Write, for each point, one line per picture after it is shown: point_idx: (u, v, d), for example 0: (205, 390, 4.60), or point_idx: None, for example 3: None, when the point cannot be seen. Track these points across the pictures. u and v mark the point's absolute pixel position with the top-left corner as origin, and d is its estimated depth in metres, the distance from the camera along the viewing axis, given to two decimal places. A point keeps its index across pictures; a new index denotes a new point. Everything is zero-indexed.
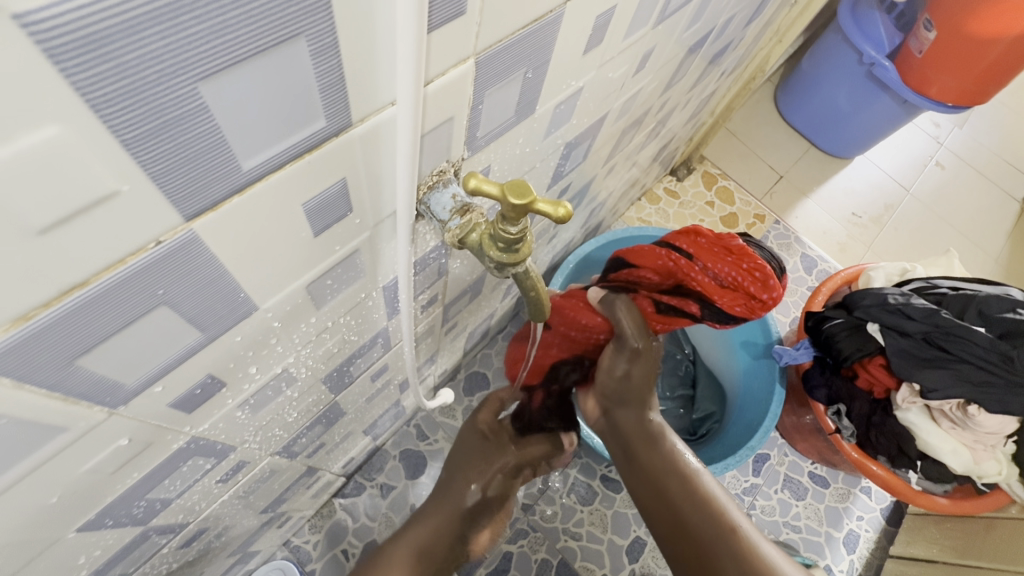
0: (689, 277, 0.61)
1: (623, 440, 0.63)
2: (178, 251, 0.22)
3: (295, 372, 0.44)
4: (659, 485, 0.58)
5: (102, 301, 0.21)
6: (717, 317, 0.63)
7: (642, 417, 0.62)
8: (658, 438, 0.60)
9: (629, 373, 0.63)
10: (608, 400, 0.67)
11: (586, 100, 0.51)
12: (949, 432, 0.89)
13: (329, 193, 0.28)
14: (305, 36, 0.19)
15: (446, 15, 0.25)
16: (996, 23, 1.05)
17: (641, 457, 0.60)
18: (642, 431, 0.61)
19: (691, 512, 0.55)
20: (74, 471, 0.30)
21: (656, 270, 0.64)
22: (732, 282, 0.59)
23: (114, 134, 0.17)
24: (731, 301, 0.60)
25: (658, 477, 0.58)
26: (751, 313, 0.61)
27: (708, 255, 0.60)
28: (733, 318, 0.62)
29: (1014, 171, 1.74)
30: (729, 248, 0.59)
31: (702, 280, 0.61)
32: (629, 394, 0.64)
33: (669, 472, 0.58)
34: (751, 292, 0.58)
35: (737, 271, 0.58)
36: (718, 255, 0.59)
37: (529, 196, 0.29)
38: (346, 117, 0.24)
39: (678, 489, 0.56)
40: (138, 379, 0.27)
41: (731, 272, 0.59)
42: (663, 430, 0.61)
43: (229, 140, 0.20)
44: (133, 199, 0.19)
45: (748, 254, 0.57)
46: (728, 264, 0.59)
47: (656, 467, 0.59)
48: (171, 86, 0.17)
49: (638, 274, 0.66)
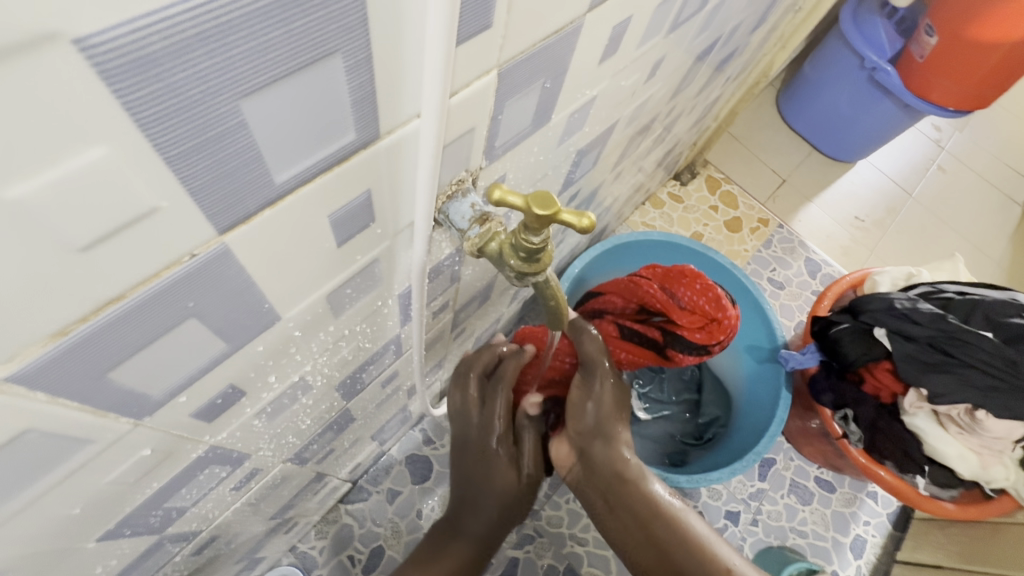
0: (650, 295, 0.73)
1: (601, 486, 0.61)
2: (209, 264, 0.22)
3: (310, 380, 0.44)
4: (647, 530, 0.58)
5: (135, 314, 0.21)
6: (678, 338, 0.73)
7: (617, 459, 0.59)
8: (639, 480, 0.59)
9: (602, 410, 0.60)
10: (579, 438, 0.62)
11: (598, 108, 0.51)
12: (957, 437, 0.89)
13: (353, 204, 0.28)
14: (341, 53, 0.20)
15: (472, 30, 0.25)
16: (998, 30, 1.06)
17: (625, 502, 0.59)
18: (621, 475, 0.59)
19: (680, 554, 0.56)
20: (98, 482, 0.30)
21: (624, 294, 0.77)
22: (687, 301, 0.71)
23: (158, 152, 0.17)
24: (688, 321, 0.71)
25: (645, 520, 0.58)
26: (706, 337, 0.71)
27: (668, 279, 0.72)
28: (693, 339, 0.72)
29: (1015, 175, 1.74)
30: (683, 273, 0.71)
31: (664, 299, 0.72)
32: (602, 429, 0.60)
33: (654, 516, 0.58)
34: (706, 311, 0.70)
35: (691, 291, 0.70)
36: (675, 278, 0.72)
37: (553, 207, 0.29)
38: (374, 130, 0.25)
39: (667, 533, 0.57)
40: (164, 391, 0.27)
41: (686, 294, 0.71)
42: (642, 473, 0.60)
43: (264, 155, 0.20)
44: (172, 214, 0.19)
45: (699, 277, 0.70)
46: (683, 286, 0.71)
47: (641, 511, 0.58)
48: (213, 105, 0.17)
49: (606, 300, 0.79)
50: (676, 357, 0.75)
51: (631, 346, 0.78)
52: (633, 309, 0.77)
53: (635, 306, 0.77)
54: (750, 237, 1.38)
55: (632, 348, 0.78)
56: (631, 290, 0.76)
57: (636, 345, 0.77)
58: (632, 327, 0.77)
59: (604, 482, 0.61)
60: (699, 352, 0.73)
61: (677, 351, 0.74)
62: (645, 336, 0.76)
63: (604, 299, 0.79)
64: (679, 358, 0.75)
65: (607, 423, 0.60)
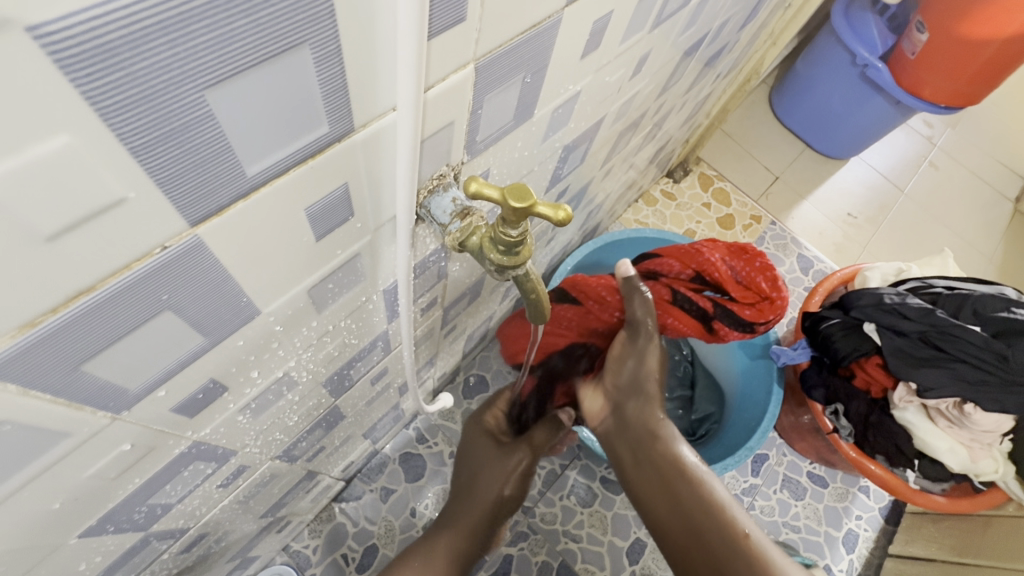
0: (712, 264, 0.73)
1: (631, 441, 0.61)
2: (182, 256, 0.22)
3: (296, 375, 0.44)
4: (669, 490, 0.56)
5: (107, 306, 0.21)
6: (727, 314, 0.74)
7: (648, 412, 0.61)
8: (668, 437, 0.59)
9: (639, 367, 0.63)
10: (617, 393, 0.66)
11: (583, 104, 0.51)
12: (946, 430, 0.89)
13: (331, 198, 0.28)
14: (309, 44, 0.20)
15: (445, 22, 0.25)
16: (987, 27, 1.06)
17: (652, 458, 0.58)
18: (652, 431, 0.59)
19: (701, 516, 0.54)
20: (79, 476, 0.30)
21: (683, 258, 0.75)
22: (748, 278, 0.73)
23: (123, 142, 0.17)
24: (741, 296, 0.73)
25: (667, 478, 0.57)
26: (756, 314, 0.74)
27: (727, 253, 0.74)
28: (741, 316, 0.74)
29: (1008, 173, 1.75)
30: (745, 249, 0.74)
31: (723, 269, 0.73)
32: (640, 385, 0.63)
33: (678, 474, 0.56)
34: (763, 289, 0.73)
35: (752, 267, 0.73)
36: (735, 253, 0.74)
37: (530, 200, 0.29)
38: (349, 123, 0.25)
39: (689, 493, 0.55)
40: (142, 384, 0.27)
41: (747, 270, 0.73)
42: (673, 433, 0.59)
43: (234, 147, 0.20)
44: (140, 205, 0.19)
45: (761, 255, 0.72)
46: (743, 261, 0.73)
47: (666, 467, 0.57)
48: (177, 94, 0.17)
49: (662, 263, 0.77)
50: (720, 331, 0.76)
51: (680, 315, 0.76)
52: (689, 276, 0.75)
53: (692, 273, 0.75)
54: (743, 234, 1.39)
55: (679, 316, 0.76)
56: (692, 256, 0.74)
57: (685, 314, 0.76)
58: (686, 295, 0.75)
59: (634, 436, 0.61)
60: (744, 329, 0.75)
61: (723, 324, 0.75)
62: (697, 305, 0.75)
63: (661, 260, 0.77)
64: (721, 333, 0.76)
65: (640, 381, 0.63)
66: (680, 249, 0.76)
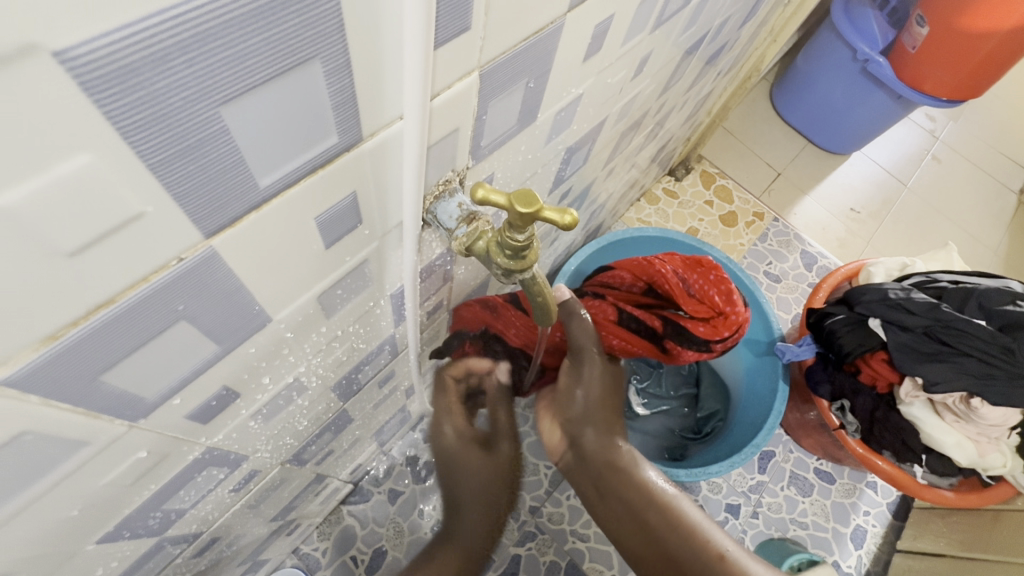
0: (663, 276, 0.74)
1: (593, 475, 0.61)
2: (197, 267, 0.23)
3: (305, 381, 0.44)
4: (640, 520, 0.57)
5: (126, 317, 0.22)
6: (679, 330, 0.73)
7: (609, 444, 0.60)
8: (629, 466, 0.59)
9: (590, 398, 0.61)
10: (571, 426, 0.63)
11: (585, 106, 0.51)
12: (953, 425, 0.89)
13: (340, 206, 0.29)
14: (320, 58, 0.20)
15: (451, 32, 0.25)
16: (987, 20, 1.06)
17: (616, 490, 0.59)
18: (611, 461, 0.59)
19: (672, 539, 0.55)
20: (96, 484, 0.30)
21: (635, 271, 0.77)
22: (701, 292, 0.72)
23: (142, 160, 0.17)
24: (694, 311, 0.73)
25: (636, 508, 0.58)
26: (710, 330, 0.72)
27: (681, 266, 0.74)
28: (695, 334, 0.72)
29: (1012, 165, 1.74)
30: (698, 262, 0.73)
31: (675, 283, 0.73)
32: (590, 414, 0.61)
33: (647, 503, 0.57)
34: (717, 305, 0.72)
35: (706, 282, 0.72)
36: (690, 265, 0.73)
37: (536, 205, 0.30)
38: (356, 133, 0.25)
39: (659, 518, 0.56)
40: (158, 392, 0.28)
41: (700, 284, 0.73)
42: (635, 460, 0.60)
43: (247, 160, 0.21)
44: (158, 219, 0.20)
45: (716, 269, 0.72)
46: (697, 275, 0.73)
47: (632, 498, 0.58)
48: (194, 111, 0.17)
49: (615, 276, 0.79)
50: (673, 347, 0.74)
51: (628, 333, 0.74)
52: (641, 289, 0.77)
53: (644, 286, 0.77)
54: (745, 232, 1.39)
55: (626, 334, 0.74)
56: (644, 268, 0.76)
57: (634, 332, 0.74)
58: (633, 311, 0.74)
59: (595, 471, 0.60)
60: (699, 347, 0.73)
61: (675, 341, 0.74)
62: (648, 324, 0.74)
63: (613, 274, 0.79)
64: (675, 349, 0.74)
65: (591, 413, 0.61)
66: (634, 262, 0.78)
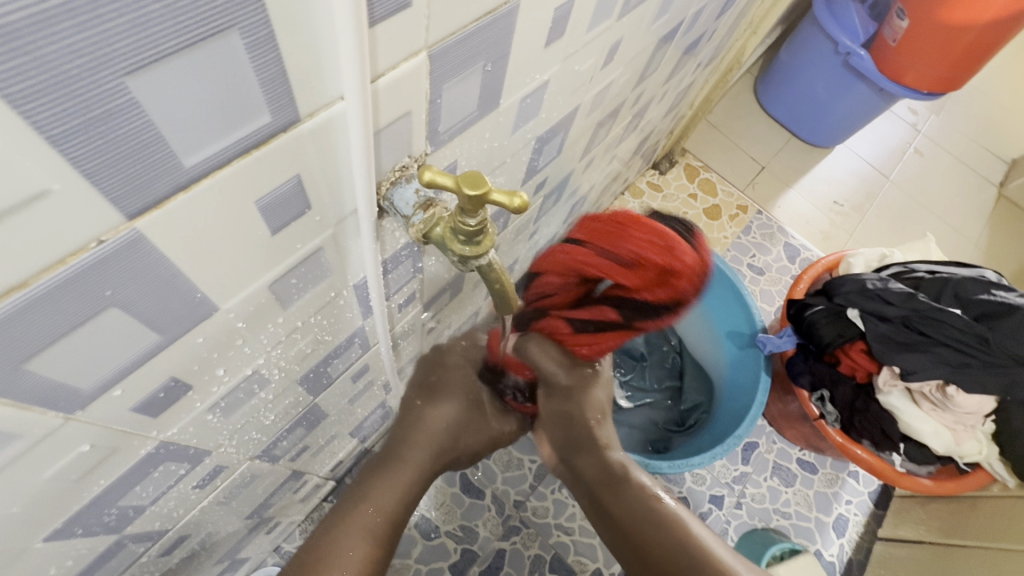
0: (586, 262, 0.48)
1: (587, 486, 0.64)
2: (122, 250, 0.22)
3: (267, 373, 0.43)
4: (635, 533, 0.59)
5: (42, 304, 0.21)
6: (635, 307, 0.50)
7: (603, 458, 0.63)
8: (624, 477, 0.62)
9: (578, 416, 0.63)
10: (562, 444, 0.66)
11: (553, 93, 0.51)
12: (930, 413, 0.90)
13: (282, 190, 0.28)
14: (238, 29, 0.19)
15: (389, 8, 0.25)
16: (966, 13, 1.07)
17: (612, 500, 0.61)
18: (606, 473, 0.62)
19: (667, 550, 0.57)
20: (36, 478, 0.29)
21: (559, 266, 0.52)
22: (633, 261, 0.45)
23: (41, 135, 0.17)
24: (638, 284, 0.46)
25: (635, 518, 0.59)
26: (669, 298, 0.46)
27: (598, 232, 0.48)
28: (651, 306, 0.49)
29: (993, 158, 1.76)
30: (617, 220, 0.46)
31: (599, 264, 0.47)
32: (578, 434, 0.63)
33: (645, 512, 0.59)
34: (654, 270, 0.44)
35: (632, 245, 0.45)
36: (603, 233, 0.47)
37: (484, 187, 0.29)
38: (292, 112, 0.24)
39: (657, 534, 0.57)
40: (95, 383, 0.27)
41: (629, 250, 0.45)
42: (627, 471, 0.62)
43: (166, 137, 0.20)
44: (68, 197, 0.19)
45: (636, 221, 0.45)
46: (620, 240, 0.45)
47: (630, 508, 0.60)
48: (93, 80, 0.17)
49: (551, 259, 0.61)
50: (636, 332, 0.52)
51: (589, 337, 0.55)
52: (576, 283, 0.51)
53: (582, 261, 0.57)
54: (729, 224, 1.39)
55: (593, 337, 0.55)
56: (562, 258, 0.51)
57: (594, 336, 0.54)
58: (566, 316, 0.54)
59: (589, 483, 0.64)
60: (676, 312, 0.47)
61: (653, 319, 0.48)
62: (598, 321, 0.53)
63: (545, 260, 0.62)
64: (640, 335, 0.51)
65: (573, 429, 0.64)
66: (555, 254, 0.52)
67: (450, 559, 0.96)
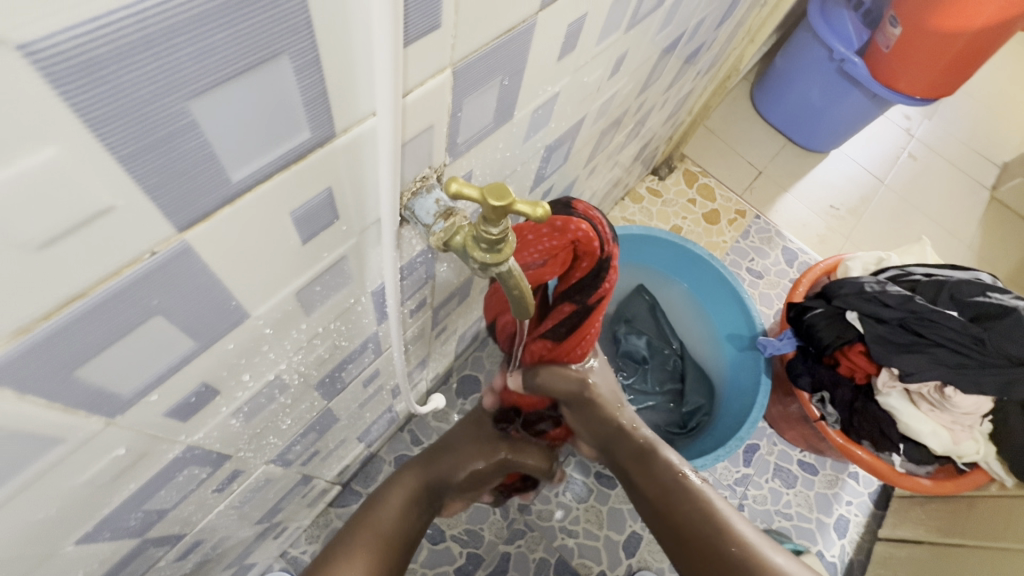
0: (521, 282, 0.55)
1: (618, 464, 0.66)
2: (170, 262, 0.23)
3: (286, 378, 0.44)
4: (659, 505, 0.62)
5: (97, 312, 0.22)
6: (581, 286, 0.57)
7: (631, 442, 0.64)
8: (651, 454, 0.64)
9: (606, 407, 0.64)
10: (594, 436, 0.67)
11: (563, 104, 0.52)
12: (928, 414, 0.92)
13: (314, 202, 0.29)
14: (287, 54, 0.21)
15: (421, 29, 0.26)
16: (958, 21, 1.09)
17: (640, 476, 0.64)
18: (636, 450, 0.64)
19: (687, 520, 0.59)
20: (70, 483, 0.30)
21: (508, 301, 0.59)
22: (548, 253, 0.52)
23: (110, 153, 0.18)
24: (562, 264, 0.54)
25: (662, 492, 0.61)
26: (590, 259, 0.53)
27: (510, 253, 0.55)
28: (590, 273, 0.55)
29: (983, 160, 1.79)
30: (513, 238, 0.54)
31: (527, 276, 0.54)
32: (607, 427, 0.65)
33: (672, 487, 0.61)
34: (565, 245, 0.52)
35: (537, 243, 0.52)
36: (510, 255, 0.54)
37: (508, 198, 0.30)
38: (328, 129, 0.25)
39: (676, 503, 0.60)
40: (134, 388, 0.28)
41: (538, 249, 0.53)
42: (655, 447, 0.64)
43: (218, 155, 0.21)
44: (127, 212, 0.20)
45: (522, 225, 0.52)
46: (527, 247, 0.53)
47: (657, 483, 0.62)
48: (161, 105, 0.18)
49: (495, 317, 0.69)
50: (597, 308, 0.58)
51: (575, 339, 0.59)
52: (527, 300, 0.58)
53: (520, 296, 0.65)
54: (728, 229, 1.41)
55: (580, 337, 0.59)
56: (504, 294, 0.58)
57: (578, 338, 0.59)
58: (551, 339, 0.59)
59: (620, 461, 0.66)
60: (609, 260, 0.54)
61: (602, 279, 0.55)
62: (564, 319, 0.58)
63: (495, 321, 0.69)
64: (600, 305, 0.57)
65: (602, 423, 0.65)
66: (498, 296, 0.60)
67: (457, 562, 0.96)
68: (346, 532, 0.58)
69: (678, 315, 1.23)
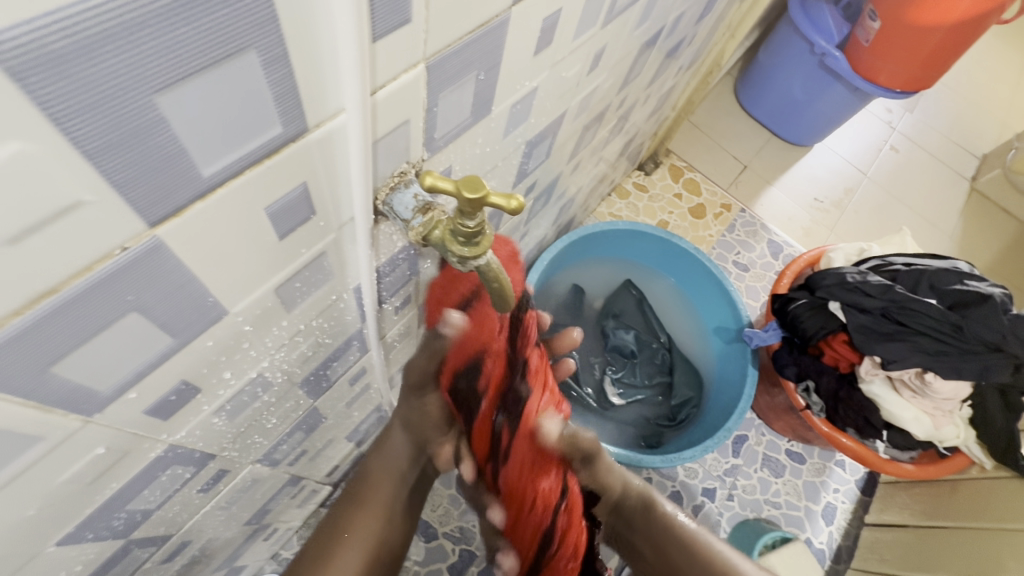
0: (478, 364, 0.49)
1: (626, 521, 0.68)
2: (143, 257, 0.23)
3: (270, 376, 0.45)
4: (667, 558, 0.66)
5: (70, 308, 0.22)
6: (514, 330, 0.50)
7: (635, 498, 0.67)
8: (653, 509, 0.67)
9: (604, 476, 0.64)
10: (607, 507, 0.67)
11: (542, 99, 0.53)
12: (910, 400, 0.93)
13: (290, 198, 0.29)
14: (256, 48, 0.21)
15: (390, 25, 0.26)
16: (933, 15, 1.10)
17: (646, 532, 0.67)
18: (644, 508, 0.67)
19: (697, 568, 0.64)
20: (50, 482, 0.30)
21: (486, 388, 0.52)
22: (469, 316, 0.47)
23: (77, 148, 0.18)
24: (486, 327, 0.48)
25: (662, 545, 0.66)
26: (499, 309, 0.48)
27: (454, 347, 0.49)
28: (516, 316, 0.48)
29: (962, 152, 1.82)
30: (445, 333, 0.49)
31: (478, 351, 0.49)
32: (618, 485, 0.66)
33: (671, 539, 0.66)
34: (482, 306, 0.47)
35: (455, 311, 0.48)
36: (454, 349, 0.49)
37: (482, 190, 0.31)
38: (301, 123, 0.26)
39: (681, 552, 0.65)
40: (112, 386, 0.28)
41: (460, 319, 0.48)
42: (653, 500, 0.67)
43: (188, 148, 0.21)
44: (98, 206, 0.20)
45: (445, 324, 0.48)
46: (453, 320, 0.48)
47: (659, 535, 0.66)
48: (129, 98, 0.18)
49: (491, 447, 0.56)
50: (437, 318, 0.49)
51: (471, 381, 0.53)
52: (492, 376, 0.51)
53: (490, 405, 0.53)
54: (714, 223, 1.42)
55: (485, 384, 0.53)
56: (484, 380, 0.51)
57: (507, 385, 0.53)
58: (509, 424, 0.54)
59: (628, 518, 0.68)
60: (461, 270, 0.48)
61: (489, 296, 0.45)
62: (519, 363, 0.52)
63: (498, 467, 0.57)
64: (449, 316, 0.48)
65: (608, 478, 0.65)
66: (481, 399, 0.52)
67: (450, 559, 0.97)
68: (348, 504, 0.56)
69: (665, 310, 1.24)
